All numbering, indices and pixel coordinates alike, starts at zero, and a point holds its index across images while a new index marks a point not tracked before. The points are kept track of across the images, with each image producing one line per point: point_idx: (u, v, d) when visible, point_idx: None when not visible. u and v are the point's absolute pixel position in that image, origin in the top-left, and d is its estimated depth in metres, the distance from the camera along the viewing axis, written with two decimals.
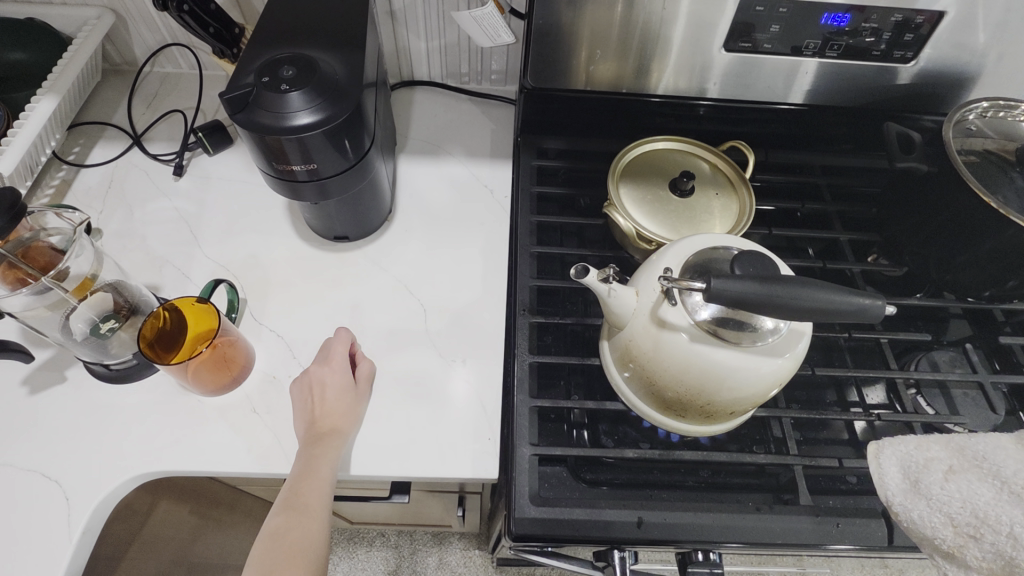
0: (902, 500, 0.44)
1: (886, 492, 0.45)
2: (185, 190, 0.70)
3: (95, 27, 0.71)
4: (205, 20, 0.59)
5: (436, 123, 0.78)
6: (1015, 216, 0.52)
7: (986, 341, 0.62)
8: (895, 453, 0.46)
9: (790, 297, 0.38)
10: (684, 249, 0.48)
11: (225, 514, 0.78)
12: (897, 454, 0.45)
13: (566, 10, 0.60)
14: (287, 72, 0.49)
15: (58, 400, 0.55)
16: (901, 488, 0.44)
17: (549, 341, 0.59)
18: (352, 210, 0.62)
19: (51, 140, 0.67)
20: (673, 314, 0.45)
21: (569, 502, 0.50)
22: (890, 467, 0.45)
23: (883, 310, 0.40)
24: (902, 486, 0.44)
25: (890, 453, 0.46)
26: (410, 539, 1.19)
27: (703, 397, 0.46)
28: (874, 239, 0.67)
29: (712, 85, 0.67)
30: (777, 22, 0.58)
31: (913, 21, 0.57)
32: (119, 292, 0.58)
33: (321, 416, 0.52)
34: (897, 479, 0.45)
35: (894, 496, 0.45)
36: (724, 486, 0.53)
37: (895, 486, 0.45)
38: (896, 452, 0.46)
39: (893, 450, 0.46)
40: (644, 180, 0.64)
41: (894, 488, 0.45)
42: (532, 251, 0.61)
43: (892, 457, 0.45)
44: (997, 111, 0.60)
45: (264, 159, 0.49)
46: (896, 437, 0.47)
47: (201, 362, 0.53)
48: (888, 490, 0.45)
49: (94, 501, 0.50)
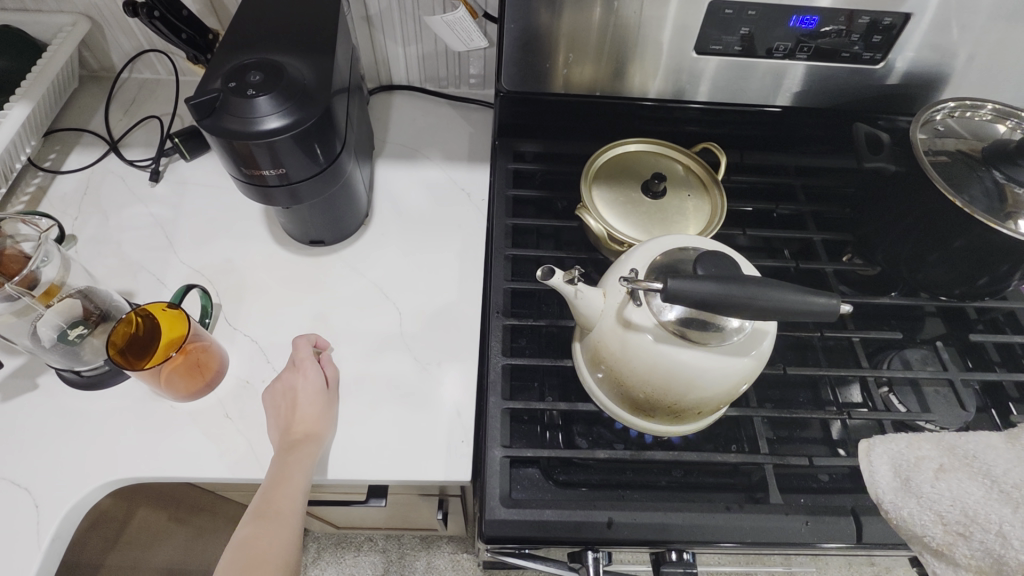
0: (893, 499, 0.45)
1: (877, 490, 0.46)
2: (161, 195, 0.70)
3: (70, 34, 0.71)
4: (177, 26, 0.59)
5: (415, 127, 0.79)
6: (980, 215, 0.53)
7: (958, 339, 0.62)
8: (887, 451, 0.46)
9: (749, 296, 0.38)
10: (651, 250, 0.48)
11: (208, 520, 0.78)
12: (889, 452, 0.46)
13: (538, 14, 0.60)
14: (254, 77, 0.49)
15: (29, 407, 0.55)
16: (891, 486, 0.45)
17: (523, 343, 0.60)
18: (326, 214, 0.62)
19: (26, 146, 0.67)
20: (639, 315, 0.45)
21: (541, 504, 0.50)
22: (881, 466, 0.46)
23: (841, 309, 0.40)
24: (893, 484, 0.45)
25: (881, 451, 0.47)
26: (398, 543, 1.19)
27: (671, 398, 0.47)
28: (848, 238, 0.67)
29: (686, 87, 0.67)
30: (747, 25, 0.59)
31: (881, 22, 0.58)
32: (89, 298, 0.58)
33: (294, 423, 0.52)
34: (889, 477, 0.46)
35: (885, 494, 0.45)
36: (697, 486, 0.54)
37: (886, 485, 0.45)
38: (888, 450, 0.46)
39: (885, 448, 0.47)
40: (618, 182, 0.64)
41: (884, 485, 0.45)
42: (506, 254, 0.61)
43: (883, 455, 0.46)
44: (964, 111, 0.61)
45: (233, 163, 0.49)
46: (889, 436, 0.47)
47: (173, 368, 0.53)
48: (878, 487, 0.46)
49: (63, 509, 0.50)
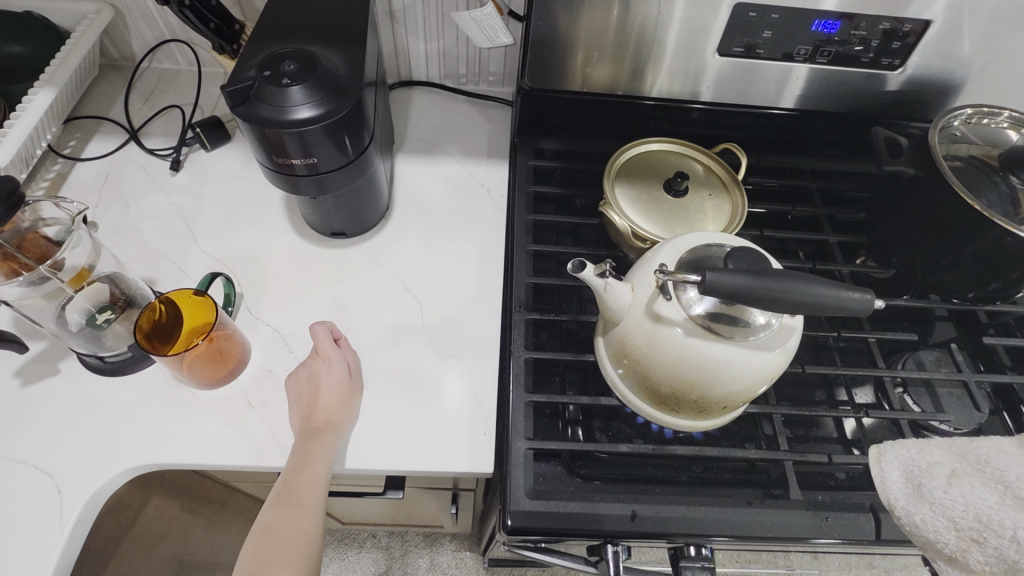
0: (905, 505, 0.45)
1: (889, 496, 0.46)
2: (181, 185, 0.70)
3: (93, 22, 0.71)
4: (206, 16, 0.59)
5: (434, 122, 0.79)
6: (998, 219, 0.54)
7: (970, 342, 0.63)
8: (897, 456, 0.47)
9: (782, 290, 0.39)
10: (678, 247, 0.49)
11: (217, 511, 0.77)
12: (899, 458, 0.47)
13: (563, 14, 0.61)
14: (289, 66, 0.49)
15: (52, 392, 0.55)
16: (903, 493, 0.46)
17: (544, 337, 0.60)
18: (350, 206, 0.62)
19: (47, 133, 0.67)
20: (668, 309, 0.46)
21: (565, 496, 0.50)
22: (892, 471, 0.47)
23: (871, 306, 0.41)
24: (905, 490, 0.46)
25: (892, 456, 0.47)
26: (401, 540, 1.19)
27: (697, 391, 0.47)
28: (863, 241, 0.68)
29: (705, 89, 0.68)
30: (770, 28, 0.60)
31: (901, 30, 0.59)
32: (116, 283, 0.58)
33: (317, 410, 0.53)
34: (900, 483, 0.46)
35: (897, 500, 0.46)
36: (716, 481, 0.54)
37: (897, 490, 0.46)
38: (898, 456, 0.47)
39: (896, 453, 0.47)
40: (639, 180, 0.65)
41: (896, 491, 0.46)
42: (528, 249, 0.62)
43: (895, 461, 0.47)
44: (981, 118, 0.62)
45: (263, 152, 0.50)
46: (899, 441, 0.48)
47: (197, 355, 0.52)
48: (890, 493, 0.46)
49: (86, 494, 0.50)
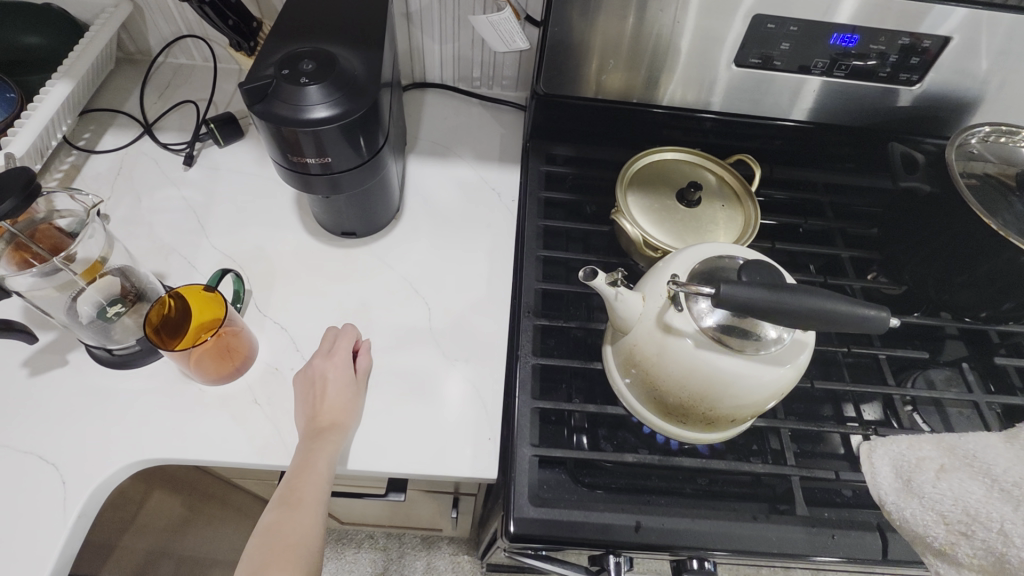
0: (895, 499, 0.45)
1: (879, 491, 0.46)
2: (194, 179, 0.70)
3: (112, 15, 0.71)
4: (225, 12, 0.60)
5: (447, 125, 0.79)
6: (1015, 239, 0.53)
7: (981, 362, 0.62)
8: (888, 453, 0.47)
9: (796, 304, 0.38)
10: (691, 258, 0.49)
11: (215, 508, 0.77)
12: (889, 454, 0.47)
13: (580, 20, 0.61)
14: (307, 65, 0.49)
15: (58, 383, 0.55)
16: (893, 487, 0.46)
17: (551, 344, 0.60)
18: (361, 206, 0.62)
19: (62, 125, 0.67)
20: (679, 319, 0.45)
21: (568, 504, 0.50)
22: (882, 467, 0.47)
23: (886, 322, 0.40)
24: (895, 485, 0.46)
25: (882, 453, 0.47)
26: (398, 542, 1.18)
27: (706, 404, 0.47)
28: (875, 256, 0.67)
29: (719, 99, 0.68)
30: (786, 40, 0.60)
31: (919, 45, 0.58)
32: (127, 276, 0.58)
33: (322, 411, 0.52)
34: (890, 478, 0.46)
35: (887, 495, 0.46)
36: (722, 494, 0.54)
37: (887, 486, 0.46)
38: (889, 452, 0.47)
39: (886, 450, 0.48)
40: (651, 189, 0.65)
41: (886, 486, 0.46)
42: (538, 255, 0.62)
43: (884, 457, 0.47)
44: (999, 136, 0.61)
45: (278, 150, 0.50)
46: (890, 438, 0.48)
47: (205, 351, 0.53)
48: (881, 488, 0.46)
49: (90, 486, 0.50)
